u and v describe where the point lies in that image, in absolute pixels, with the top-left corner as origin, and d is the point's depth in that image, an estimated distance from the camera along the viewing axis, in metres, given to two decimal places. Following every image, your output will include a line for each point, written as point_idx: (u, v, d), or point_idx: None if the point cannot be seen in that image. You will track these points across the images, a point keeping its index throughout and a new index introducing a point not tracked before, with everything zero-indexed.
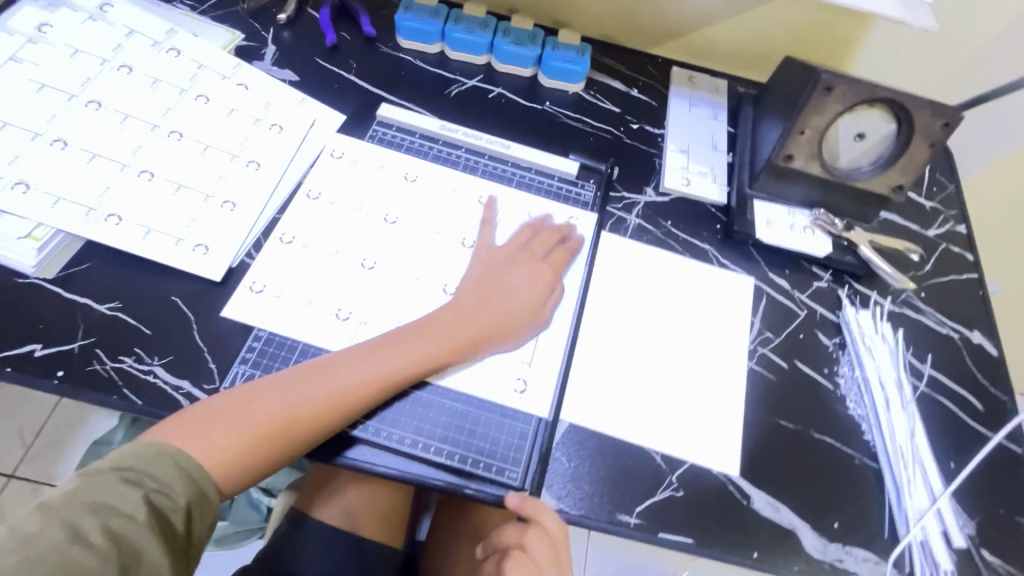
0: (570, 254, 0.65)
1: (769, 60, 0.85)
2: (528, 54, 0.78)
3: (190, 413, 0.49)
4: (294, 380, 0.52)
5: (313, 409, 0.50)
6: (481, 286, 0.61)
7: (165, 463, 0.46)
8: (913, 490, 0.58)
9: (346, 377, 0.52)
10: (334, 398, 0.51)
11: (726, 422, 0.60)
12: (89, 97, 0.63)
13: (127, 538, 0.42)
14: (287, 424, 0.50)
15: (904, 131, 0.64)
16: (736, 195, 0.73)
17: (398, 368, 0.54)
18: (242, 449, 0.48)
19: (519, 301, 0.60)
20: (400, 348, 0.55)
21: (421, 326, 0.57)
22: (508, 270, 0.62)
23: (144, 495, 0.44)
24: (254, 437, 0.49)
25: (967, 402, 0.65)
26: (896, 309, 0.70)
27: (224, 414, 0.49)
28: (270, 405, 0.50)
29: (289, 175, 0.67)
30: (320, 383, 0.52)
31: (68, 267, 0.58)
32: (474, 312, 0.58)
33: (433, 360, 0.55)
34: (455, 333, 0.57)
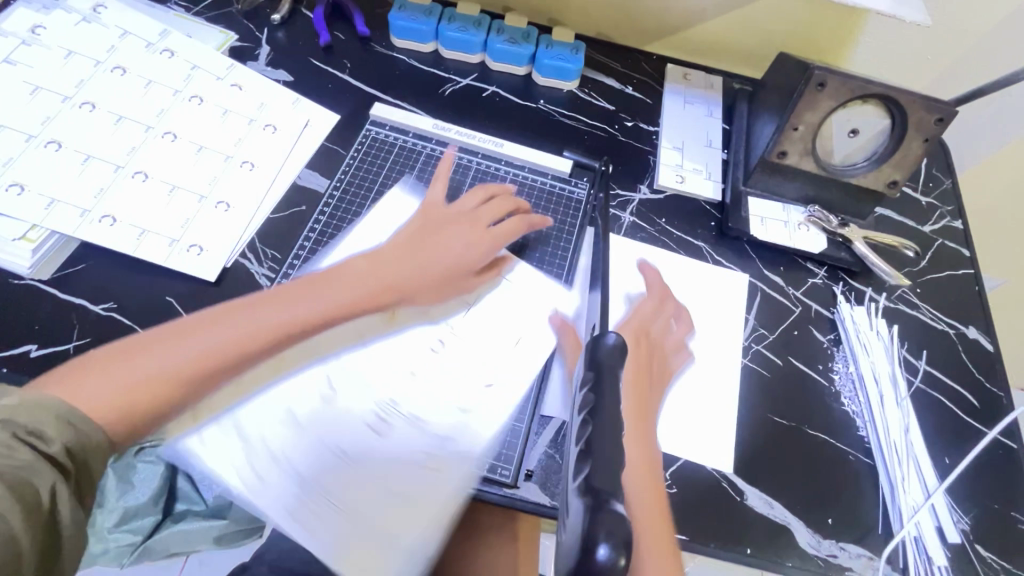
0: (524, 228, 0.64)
1: (765, 57, 0.85)
2: (522, 52, 0.78)
3: (73, 363, 0.46)
4: (189, 327, 0.49)
5: (212, 355, 0.48)
6: (409, 240, 0.60)
7: (34, 409, 0.41)
8: (907, 485, 0.58)
9: (245, 322, 0.50)
10: (234, 344, 0.49)
11: (720, 419, 0.60)
12: (83, 98, 0.63)
13: (13, 474, 0.38)
14: (179, 370, 0.47)
15: (898, 126, 0.64)
16: (730, 191, 0.73)
17: (303, 315, 0.52)
18: (129, 394, 0.45)
19: (447, 250, 0.60)
20: (306, 296, 0.53)
21: (329, 276, 0.55)
22: (438, 224, 0.61)
23: (16, 435, 0.39)
24: (147, 378, 0.46)
25: (962, 398, 0.65)
26: (891, 305, 0.70)
27: (116, 355, 0.47)
28: (161, 352, 0.47)
29: (283, 176, 0.67)
30: (219, 329, 0.49)
31: (63, 268, 0.58)
32: (393, 265, 0.57)
33: (342, 308, 0.54)
34: (367, 283, 0.56)
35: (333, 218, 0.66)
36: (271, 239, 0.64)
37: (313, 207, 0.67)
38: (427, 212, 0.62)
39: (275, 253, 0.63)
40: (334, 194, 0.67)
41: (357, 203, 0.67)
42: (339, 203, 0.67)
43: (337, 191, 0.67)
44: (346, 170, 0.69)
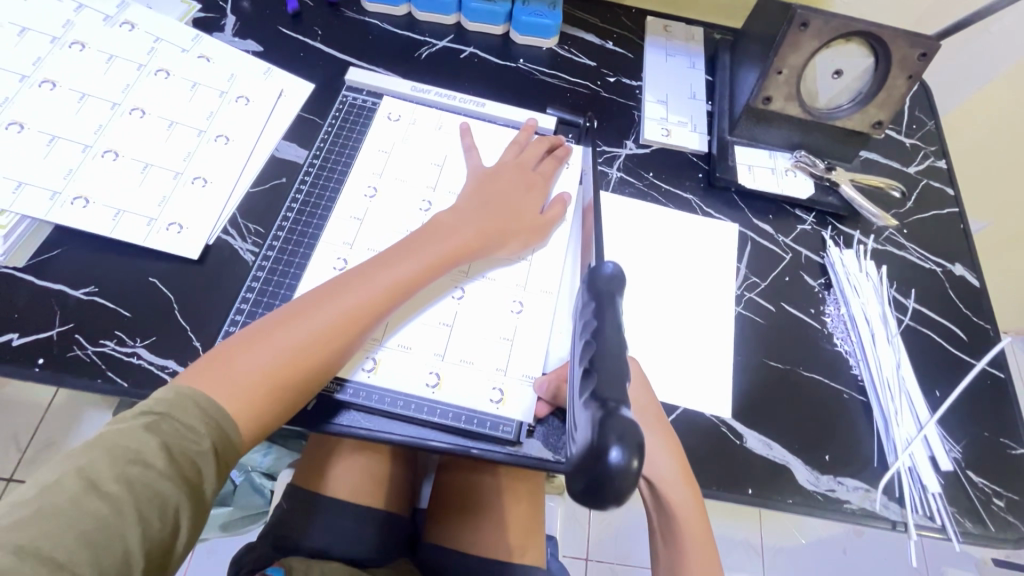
0: (560, 160, 0.67)
1: (745, 6, 0.84)
2: (498, 10, 0.76)
3: (203, 359, 0.46)
4: (309, 306, 0.49)
5: (341, 330, 0.49)
6: (481, 194, 0.60)
7: (187, 405, 0.42)
8: (901, 419, 0.59)
9: (357, 293, 0.50)
10: (353, 316, 0.50)
11: (716, 366, 0.60)
12: (42, 77, 0.60)
13: (146, 485, 0.38)
14: (310, 350, 0.48)
15: (881, 65, 0.63)
16: (716, 142, 0.72)
17: (408, 278, 0.53)
18: (272, 378, 0.46)
19: (524, 204, 0.61)
20: (407, 257, 0.54)
21: (420, 237, 0.55)
22: (508, 179, 0.62)
23: (163, 444, 0.40)
24: (289, 355, 0.47)
25: (950, 332, 0.66)
26: (880, 247, 0.70)
27: (251, 342, 0.47)
28: (290, 333, 0.47)
29: (260, 148, 0.65)
30: (335, 303, 0.50)
31: (39, 254, 0.57)
32: (476, 219, 0.58)
33: (453, 256, 0.56)
34: (459, 236, 0.56)
35: (315, 186, 0.64)
36: (253, 214, 0.62)
37: (294, 178, 0.65)
38: (484, 172, 0.63)
39: (258, 228, 0.62)
40: (314, 163, 0.66)
41: (339, 171, 0.65)
42: (321, 170, 0.65)
43: (316, 161, 0.66)
44: (325, 139, 0.67)
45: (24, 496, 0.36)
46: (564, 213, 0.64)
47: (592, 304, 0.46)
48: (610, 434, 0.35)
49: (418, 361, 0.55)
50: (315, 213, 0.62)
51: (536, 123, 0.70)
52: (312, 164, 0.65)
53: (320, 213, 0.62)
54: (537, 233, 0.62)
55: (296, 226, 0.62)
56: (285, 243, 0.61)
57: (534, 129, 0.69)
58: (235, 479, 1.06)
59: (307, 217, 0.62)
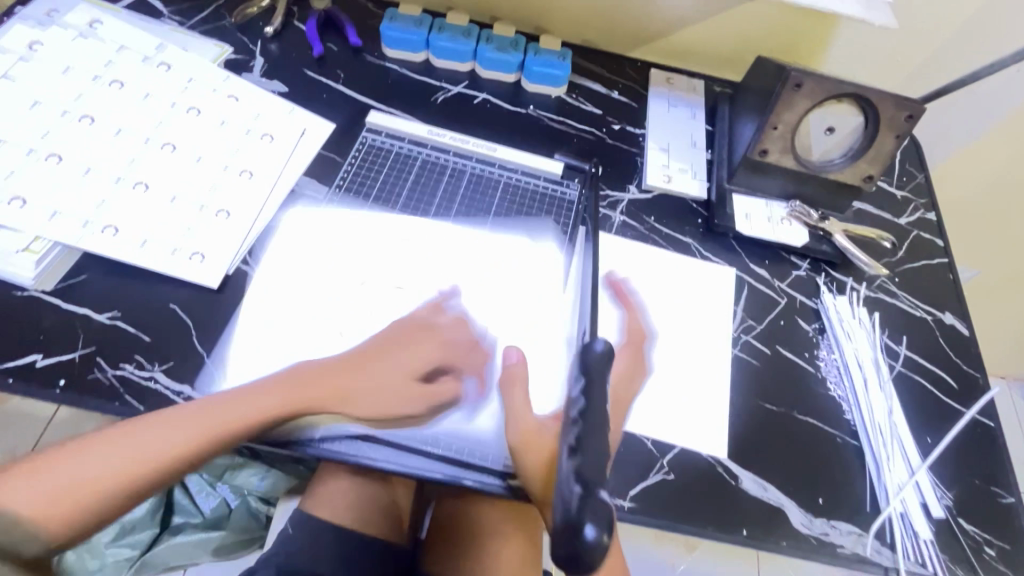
0: (519, 274, 0.66)
1: (744, 61, 0.89)
2: (511, 59, 0.80)
3: (51, 451, 0.46)
4: (180, 416, 0.50)
5: (197, 455, 0.49)
6: (396, 331, 0.60)
7: (93, 466, 0.43)
8: (892, 465, 0.60)
9: (277, 394, 0.53)
10: (264, 411, 0.52)
11: (713, 407, 0.62)
12: (81, 112, 0.64)
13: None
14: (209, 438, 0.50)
15: (871, 124, 0.67)
16: (715, 189, 0.76)
17: (287, 407, 0.53)
18: (83, 492, 0.45)
19: (443, 345, 0.60)
20: (308, 386, 0.55)
21: (363, 353, 0.58)
22: (452, 298, 0.64)
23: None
24: (185, 442, 0.49)
25: (941, 379, 0.68)
26: (872, 294, 0.73)
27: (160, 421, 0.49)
28: (140, 443, 0.48)
29: (281, 184, 0.69)
30: (255, 398, 0.52)
31: (67, 278, 0.59)
32: (419, 342, 0.60)
33: (387, 375, 0.57)
34: (364, 371, 0.57)
35: None
36: (272, 245, 0.65)
37: (312, 213, 0.68)
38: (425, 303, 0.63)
39: (276, 259, 0.65)
40: (335, 199, 0.69)
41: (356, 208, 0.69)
42: (340, 207, 0.69)
43: (336, 197, 0.69)
44: (344, 177, 0.71)
45: None
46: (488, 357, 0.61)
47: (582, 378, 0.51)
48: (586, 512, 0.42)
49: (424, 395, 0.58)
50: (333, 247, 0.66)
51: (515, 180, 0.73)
52: (331, 201, 0.69)
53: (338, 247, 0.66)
54: (455, 378, 0.59)
55: None
56: None
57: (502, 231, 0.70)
58: (231, 503, 1.05)
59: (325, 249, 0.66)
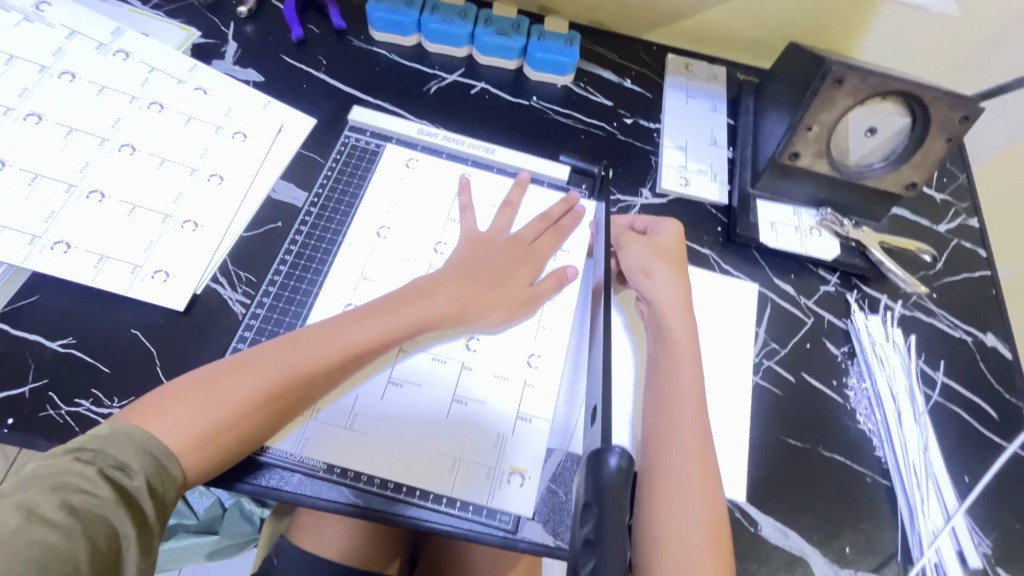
0: (563, 233, 0.62)
1: (772, 46, 0.80)
2: (513, 45, 0.72)
3: (153, 395, 0.44)
4: (263, 359, 0.47)
5: (269, 400, 0.46)
6: (463, 266, 0.57)
7: (122, 441, 0.41)
8: (927, 509, 0.55)
9: (318, 347, 0.48)
10: (311, 368, 0.47)
11: (731, 443, 0.57)
12: (28, 109, 0.57)
13: (92, 514, 0.37)
14: (254, 406, 0.45)
15: (919, 125, 0.59)
16: (737, 194, 0.68)
17: (359, 345, 0.49)
18: (206, 430, 0.43)
19: (511, 278, 0.57)
20: (373, 319, 0.51)
21: (397, 298, 0.53)
22: (496, 248, 0.59)
23: (101, 470, 0.39)
24: (231, 412, 0.44)
25: (981, 410, 0.62)
26: (907, 313, 0.66)
27: (190, 393, 0.44)
28: (238, 384, 0.45)
29: (255, 189, 0.62)
30: (294, 357, 0.47)
31: (15, 300, 0.53)
32: (458, 285, 0.55)
33: (418, 326, 0.52)
34: (435, 308, 0.53)
35: (311, 236, 0.60)
36: (244, 260, 0.59)
37: (290, 222, 0.61)
38: (475, 240, 0.59)
39: (249, 277, 0.58)
40: (312, 209, 0.62)
41: (337, 218, 0.61)
42: (319, 218, 0.61)
43: (314, 207, 0.62)
44: (324, 182, 0.63)
45: None
46: (558, 288, 0.59)
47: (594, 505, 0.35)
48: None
49: (420, 437, 0.51)
50: (310, 265, 0.59)
51: (529, 176, 0.66)
52: (310, 210, 0.62)
53: (316, 264, 0.59)
54: (523, 312, 0.57)
55: (291, 276, 0.58)
56: (276, 300, 0.57)
57: (574, 201, 0.64)
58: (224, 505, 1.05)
59: (301, 270, 0.58)
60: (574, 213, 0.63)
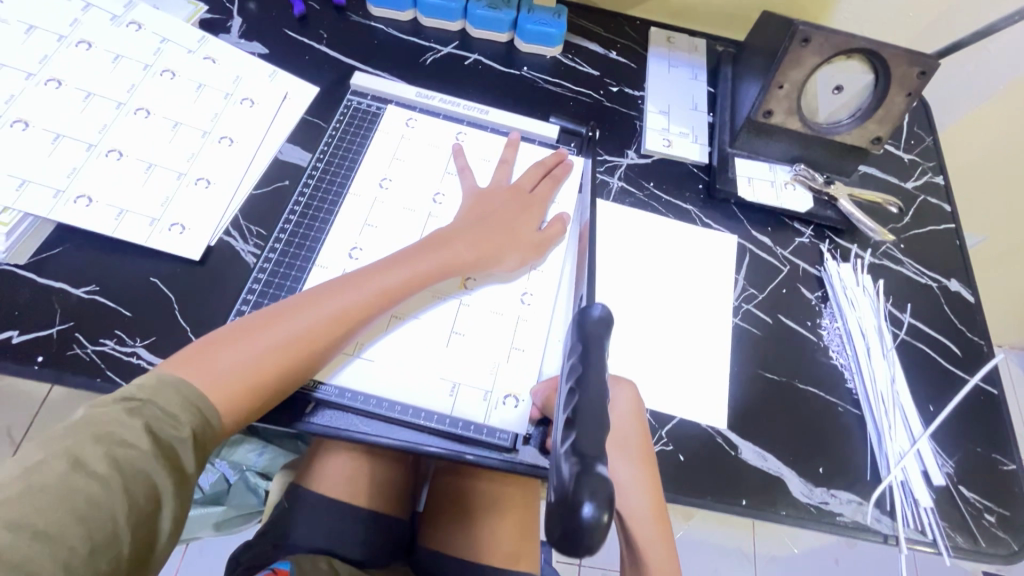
0: (559, 180, 0.67)
1: (748, 19, 0.84)
2: (503, 17, 0.76)
3: (193, 345, 0.47)
4: (293, 309, 0.50)
5: (307, 343, 0.49)
6: (475, 217, 0.60)
7: (169, 391, 0.43)
8: (894, 433, 0.59)
9: (348, 294, 0.51)
10: (343, 314, 0.51)
11: (712, 376, 0.61)
12: (48, 75, 0.61)
13: (132, 466, 0.39)
14: (293, 348, 0.49)
15: (881, 80, 0.64)
16: (717, 154, 0.73)
17: (385, 292, 0.53)
18: (251, 372, 0.47)
19: (522, 226, 0.61)
20: (397, 267, 0.54)
21: (417, 248, 0.56)
22: (503, 200, 0.63)
23: (145, 425, 0.41)
24: (272, 354, 0.48)
25: (945, 347, 0.67)
26: (876, 261, 0.71)
27: (233, 340, 0.48)
28: (271, 332, 0.48)
29: (263, 150, 0.66)
30: (326, 304, 0.51)
31: (40, 252, 0.57)
32: (472, 235, 0.58)
33: (439, 271, 0.56)
34: (449, 259, 0.56)
35: (317, 190, 0.64)
36: (255, 215, 0.63)
37: (297, 180, 0.65)
38: (479, 194, 0.63)
39: (260, 230, 0.62)
40: (317, 166, 0.66)
41: (341, 174, 0.65)
42: (323, 174, 0.65)
43: (319, 164, 0.66)
44: (328, 143, 0.67)
45: (9, 476, 0.36)
46: (563, 232, 0.64)
47: (578, 345, 0.44)
48: (583, 489, 0.34)
49: (424, 366, 0.56)
50: (317, 216, 0.63)
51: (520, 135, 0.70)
52: (315, 167, 0.66)
53: (323, 215, 0.63)
54: (534, 255, 0.61)
55: (299, 228, 0.62)
56: (286, 247, 0.61)
57: (565, 155, 0.69)
58: (230, 478, 0.96)
59: (309, 220, 0.62)
60: (566, 165, 0.68)
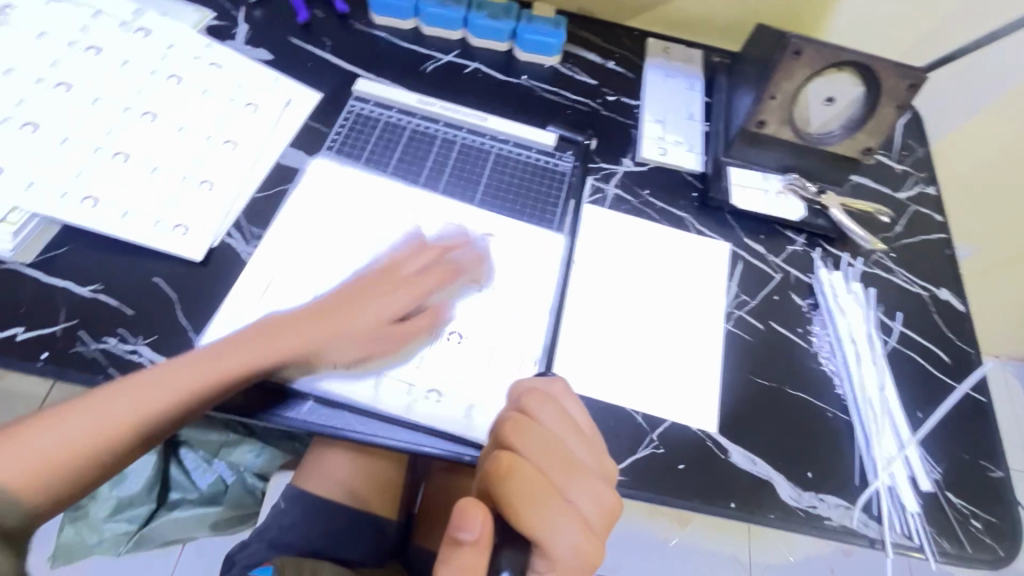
0: (455, 246, 0.63)
1: (744, 30, 0.86)
2: (503, 27, 0.78)
3: (7, 425, 0.45)
4: (124, 390, 0.48)
5: (118, 429, 0.46)
6: (359, 287, 0.58)
7: None
8: (882, 439, 0.60)
9: (194, 375, 0.49)
10: (185, 394, 0.49)
11: (704, 380, 0.62)
12: (57, 79, 0.62)
13: None
14: (100, 438, 0.46)
15: (871, 93, 0.65)
16: (711, 162, 0.74)
17: (235, 370, 0.51)
18: (54, 461, 0.44)
19: (394, 296, 0.59)
20: (256, 344, 0.53)
21: (289, 319, 0.55)
22: (382, 273, 0.60)
23: None
24: (73, 446, 0.45)
25: (934, 355, 0.68)
26: (868, 270, 0.72)
27: (46, 422, 0.45)
28: (84, 413, 0.46)
29: (266, 154, 0.67)
30: (162, 387, 0.48)
31: (47, 250, 0.58)
32: (350, 305, 0.57)
33: (303, 346, 0.54)
34: (325, 324, 0.55)
35: None
36: (256, 218, 0.64)
37: (298, 184, 0.67)
38: (398, 254, 0.61)
39: (261, 232, 0.63)
40: (320, 170, 0.67)
41: (343, 177, 0.67)
42: (326, 177, 0.67)
43: (322, 167, 0.67)
44: (331, 148, 0.69)
45: None
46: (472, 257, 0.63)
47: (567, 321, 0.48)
48: None
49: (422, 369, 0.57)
50: None
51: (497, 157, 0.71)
52: (317, 171, 0.67)
53: None
54: (435, 320, 0.59)
55: None
56: None
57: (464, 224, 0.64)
58: (227, 479, 0.95)
59: None
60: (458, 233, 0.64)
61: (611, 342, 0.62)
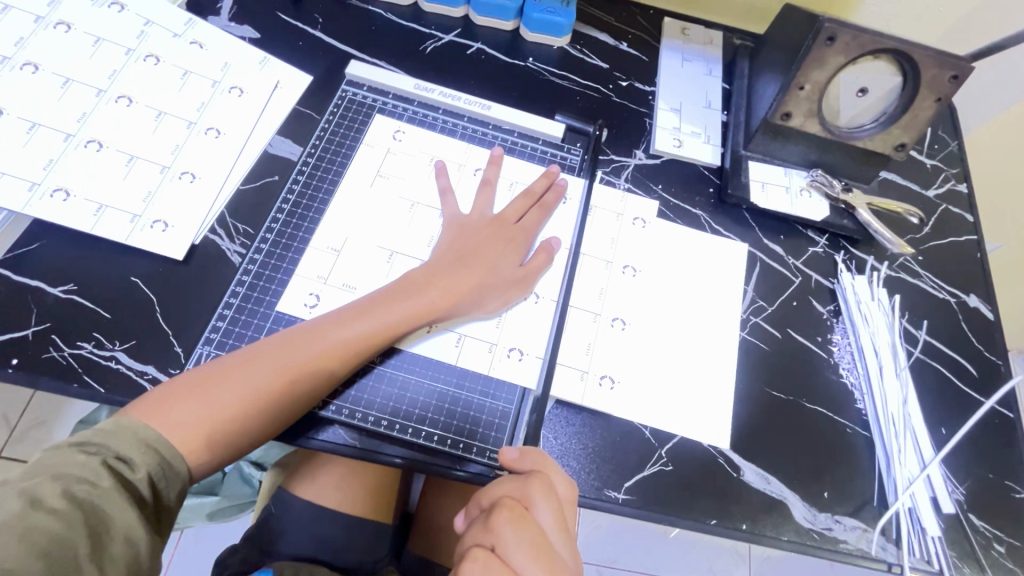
0: (548, 208, 0.63)
1: (767, 11, 0.80)
2: (508, 4, 0.72)
3: (157, 391, 0.46)
4: (254, 359, 0.48)
5: (270, 393, 0.47)
6: (455, 251, 0.58)
7: (128, 436, 0.42)
8: (904, 458, 0.57)
9: (317, 346, 0.50)
10: (305, 364, 0.49)
11: (718, 393, 0.58)
12: (24, 59, 0.57)
13: (91, 502, 0.39)
14: (248, 404, 0.47)
15: (910, 84, 0.60)
16: (730, 156, 0.69)
17: (349, 342, 0.50)
18: (210, 427, 0.45)
19: (501, 261, 0.58)
20: (372, 313, 0.52)
21: (392, 289, 0.54)
22: (483, 232, 0.60)
23: (104, 462, 0.40)
24: (223, 413, 0.46)
25: (960, 366, 0.64)
26: (893, 274, 0.68)
27: (193, 389, 0.46)
28: (242, 376, 0.47)
29: (253, 142, 0.62)
30: (288, 355, 0.49)
31: (18, 246, 0.54)
32: (452, 274, 0.56)
33: (409, 319, 0.53)
34: (428, 295, 0.54)
35: (307, 187, 0.61)
36: (242, 213, 0.60)
37: (286, 176, 0.62)
38: (460, 224, 0.60)
39: (247, 228, 0.59)
40: (309, 161, 0.63)
41: (334, 170, 0.63)
42: (315, 169, 0.62)
43: (310, 159, 0.63)
44: (321, 137, 0.64)
45: None
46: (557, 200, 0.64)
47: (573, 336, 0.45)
48: None
49: (416, 381, 0.54)
50: (308, 214, 0.60)
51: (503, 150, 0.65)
52: (306, 163, 0.63)
53: (312, 214, 0.60)
54: (519, 291, 0.58)
55: (287, 227, 0.59)
56: (274, 247, 0.58)
57: (554, 174, 0.65)
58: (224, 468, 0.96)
59: (298, 218, 0.60)
60: (557, 186, 0.64)
61: (620, 351, 0.59)
